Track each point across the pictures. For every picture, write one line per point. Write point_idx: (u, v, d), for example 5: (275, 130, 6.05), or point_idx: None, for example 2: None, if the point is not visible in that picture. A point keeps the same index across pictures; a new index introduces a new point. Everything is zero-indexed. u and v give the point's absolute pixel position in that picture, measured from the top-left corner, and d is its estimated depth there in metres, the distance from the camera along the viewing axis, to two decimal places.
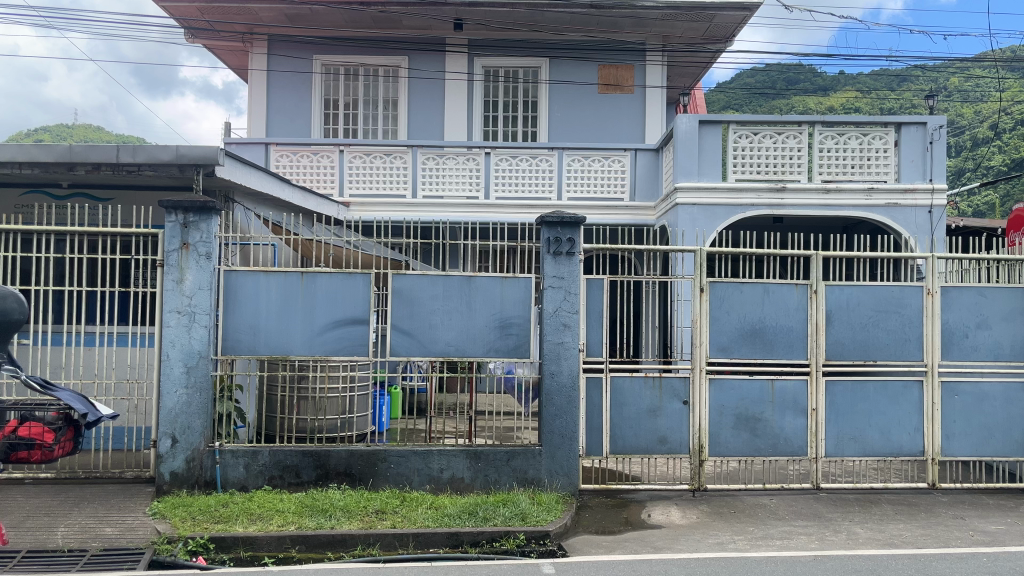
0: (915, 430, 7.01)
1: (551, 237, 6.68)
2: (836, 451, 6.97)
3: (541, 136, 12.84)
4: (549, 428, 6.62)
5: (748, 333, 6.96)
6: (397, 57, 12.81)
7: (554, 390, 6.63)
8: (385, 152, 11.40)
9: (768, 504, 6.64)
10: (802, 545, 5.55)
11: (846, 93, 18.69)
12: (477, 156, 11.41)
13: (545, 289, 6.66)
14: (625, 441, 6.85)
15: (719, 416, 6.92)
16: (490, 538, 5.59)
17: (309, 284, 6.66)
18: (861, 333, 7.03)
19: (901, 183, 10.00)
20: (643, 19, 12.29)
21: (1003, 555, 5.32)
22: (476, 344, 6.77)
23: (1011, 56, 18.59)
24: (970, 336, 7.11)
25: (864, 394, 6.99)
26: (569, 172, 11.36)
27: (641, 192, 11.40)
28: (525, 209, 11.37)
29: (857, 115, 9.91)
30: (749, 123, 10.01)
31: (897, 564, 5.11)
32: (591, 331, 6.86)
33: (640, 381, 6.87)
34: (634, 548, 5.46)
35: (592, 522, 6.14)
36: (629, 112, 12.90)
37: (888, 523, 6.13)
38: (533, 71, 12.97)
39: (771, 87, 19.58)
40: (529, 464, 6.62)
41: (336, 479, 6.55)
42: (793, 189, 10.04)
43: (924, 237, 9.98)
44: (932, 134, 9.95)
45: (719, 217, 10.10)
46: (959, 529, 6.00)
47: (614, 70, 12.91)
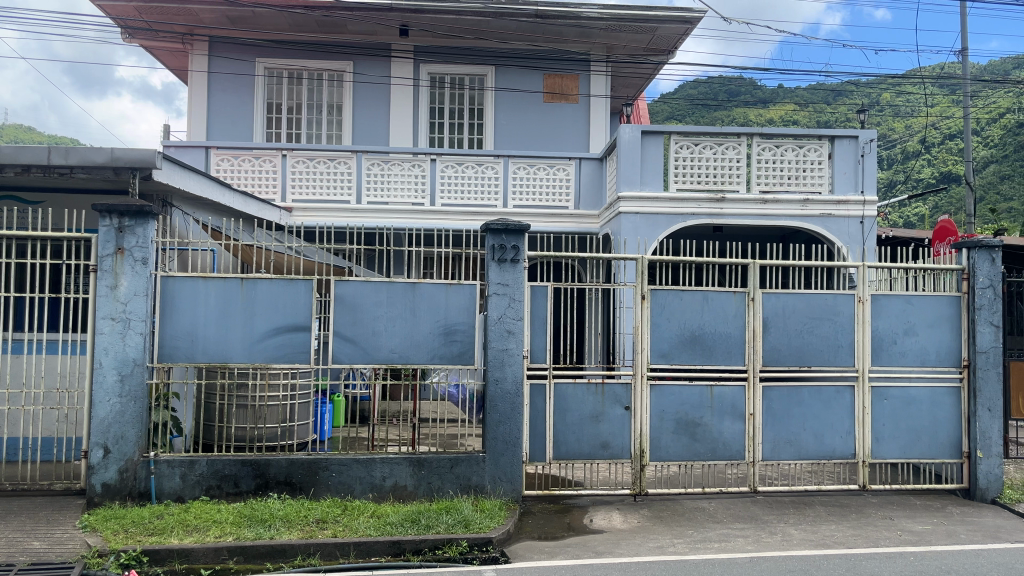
0: (847, 433, 7.24)
1: (496, 244, 6.71)
2: (773, 455, 7.15)
3: (487, 144, 12.90)
4: (492, 435, 6.64)
5: (688, 340, 7.10)
6: (342, 62, 12.74)
7: (497, 396, 6.65)
8: (328, 157, 11.29)
9: (707, 507, 6.78)
10: (739, 547, 5.69)
11: (785, 106, 19.21)
12: (422, 162, 11.38)
13: (490, 296, 6.68)
14: (568, 446, 6.89)
15: (660, 422, 7.04)
16: (433, 545, 5.56)
17: (249, 290, 6.57)
18: (797, 339, 7.23)
19: (835, 195, 10.32)
20: (588, 29, 12.46)
21: (929, 554, 5.52)
22: (420, 351, 6.75)
23: (940, 72, 19.36)
24: (899, 343, 7.35)
25: (799, 399, 7.19)
26: (514, 180, 11.43)
27: (586, 200, 11.53)
28: (470, 216, 11.38)
29: (793, 128, 10.21)
30: (690, 134, 10.26)
31: (828, 564, 5.26)
32: (535, 337, 6.89)
33: (583, 387, 6.93)
34: (576, 553, 5.51)
35: (535, 528, 6.17)
36: (575, 122, 13.02)
37: (821, 524, 6.32)
38: (479, 79, 13.01)
39: (713, 98, 19.97)
40: (472, 471, 6.64)
41: (276, 488, 6.45)
42: (732, 199, 10.28)
43: (856, 247, 10.31)
44: (863, 147, 10.31)
45: (660, 226, 10.28)
46: (888, 529, 6.21)
47: (560, 79, 13.04)
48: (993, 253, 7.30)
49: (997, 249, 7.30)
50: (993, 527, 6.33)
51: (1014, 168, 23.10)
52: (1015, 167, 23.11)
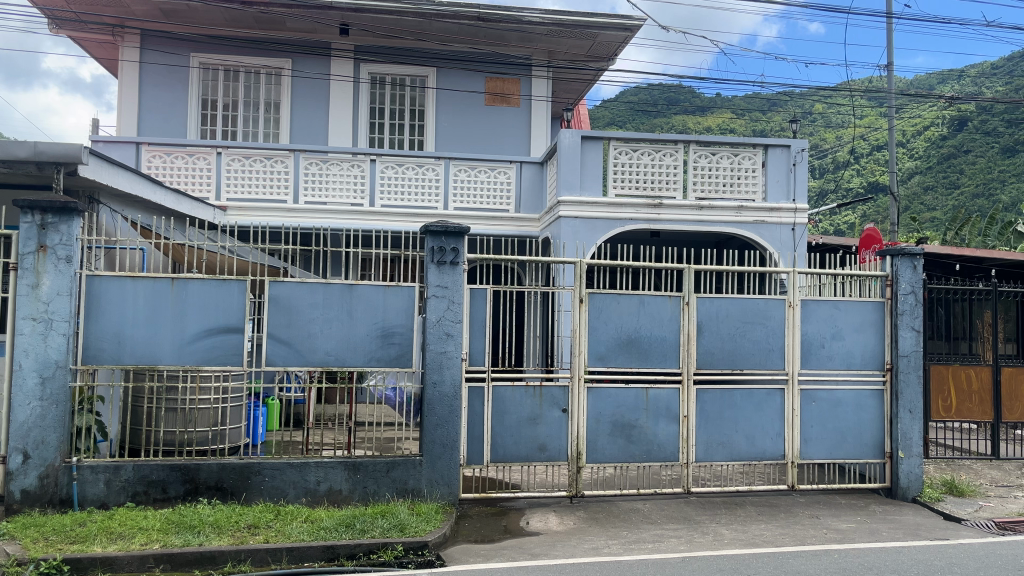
0: (777, 435, 7.43)
1: (435, 246, 6.69)
2: (706, 456, 7.29)
3: (428, 145, 12.84)
4: (429, 437, 6.60)
5: (624, 343, 7.19)
6: (280, 59, 12.53)
7: (434, 399, 6.61)
8: (265, 156, 11.09)
9: (642, 508, 6.87)
10: (672, 547, 5.78)
11: (721, 114, 19.64)
12: (362, 162, 11.27)
13: (429, 298, 6.65)
14: (505, 449, 6.90)
15: (596, 424, 7.10)
16: (367, 550, 5.49)
17: (179, 290, 6.41)
18: (729, 343, 7.39)
19: (768, 202, 10.58)
20: (529, 34, 12.55)
21: (853, 552, 5.70)
22: (357, 354, 6.68)
23: (868, 85, 20.05)
24: (827, 346, 7.58)
25: (732, 401, 7.36)
26: (455, 182, 11.40)
27: (527, 204, 11.58)
28: (410, 218, 11.30)
29: (728, 136, 10.45)
30: (628, 140, 10.41)
31: (757, 563, 5.39)
32: (474, 339, 6.87)
33: (521, 390, 6.95)
34: (511, 556, 5.52)
35: (472, 531, 6.16)
36: (516, 126, 13.07)
37: (751, 524, 6.46)
38: (420, 80, 12.95)
39: (652, 105, 20.29)
40: (409, 474, 6.59)
41: (206, 494, 6.30)
42: (669, 205, 10.46)
43: (787, 253, 10.59)
44: (794, 156, 10.60)
45: (599, 230, 10.38)
46: (814, 528, 6.39)
47: (501, 82, 13.07)
48: (915, 260, 7.58)
49: (918, 257, 7.57)
50: (913, 525, 6.57)
51: (937, 179, 24.08)
52: (938, 178, 24.08)
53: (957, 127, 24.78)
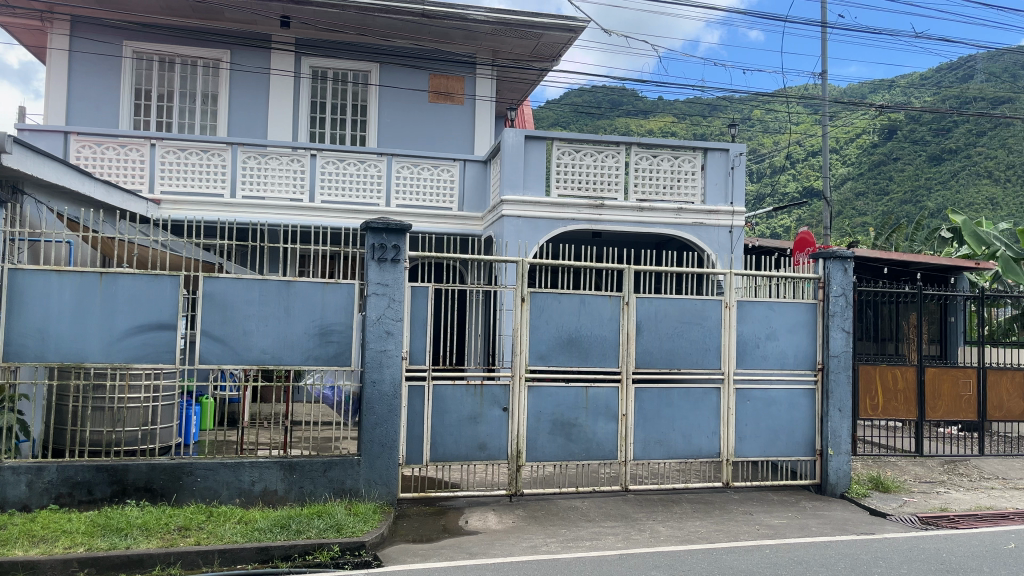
0: (712, 433, 7.57)
1: (376, 243, 6.62)
2: (643, 454, 7.39)
3: (370, 141, 12.69)
4: (367, 437, 6.53)
5: (565, 342, 7.22)
6: (218, 51, 12.24)
7: (373, 398, 6.55)
8: (201, 148, 10.82)
9: (580, 507, 6.93)
10: (609, 545, 5.83)
11: (663, 118, 19.94)
12: (302, 157, 11.07)
13: (369, 296, 6.57)
14: (444, 448, 6.87)
15: (536, 422, 7.12)
16: (302, 551, 5.40)
17: (108, 285, 6.20)
18: (668, 342, 7.50)
19: (707, 205, 10.78)
20: (473, 32, 12.55)
21: (784, 547, 5.84)
22: (294, 352, 6.56)
23: (804, 92, 20.58)
24: (761, 346, 7.75)
25: (669, 400, 7.47)
26: (397, 179, 11.30)
27: (470, 202, 11.57)
28: (351, 214, 11.17)
29: (669, 139, 10.61)
30: (571, 141, 10.49)
31: (691, 558, 5.48)
32: (414, 337, 6.82)
33: (461, 388, 6.93)
34: (449, 555, 5.50)
35: (410, 531, 6.11)
36: (459, 124, 13.02)
37: (686, 520, 6.57)
38: (363, 75, 12.80)
39: (595, 106, 20.46)
40: (346, 474, 6.51)
41: (134, 495, 6.11)
42: (611, 206, 10.55)
43: (725, 254, 10.80)
44: (732, 160, 10.84)
45: (542, 229, 10.41)
46: (747, 524, 6.53)
47: (445, 79, 13.00)
48: (846, 263, 7.82)
49: (849, 261, 7.83)
50: (841, 521, 6.77)
51: (868, 185, 24.89)
52: (868, 184, 24.89)
53: (888, 135, 25.65)
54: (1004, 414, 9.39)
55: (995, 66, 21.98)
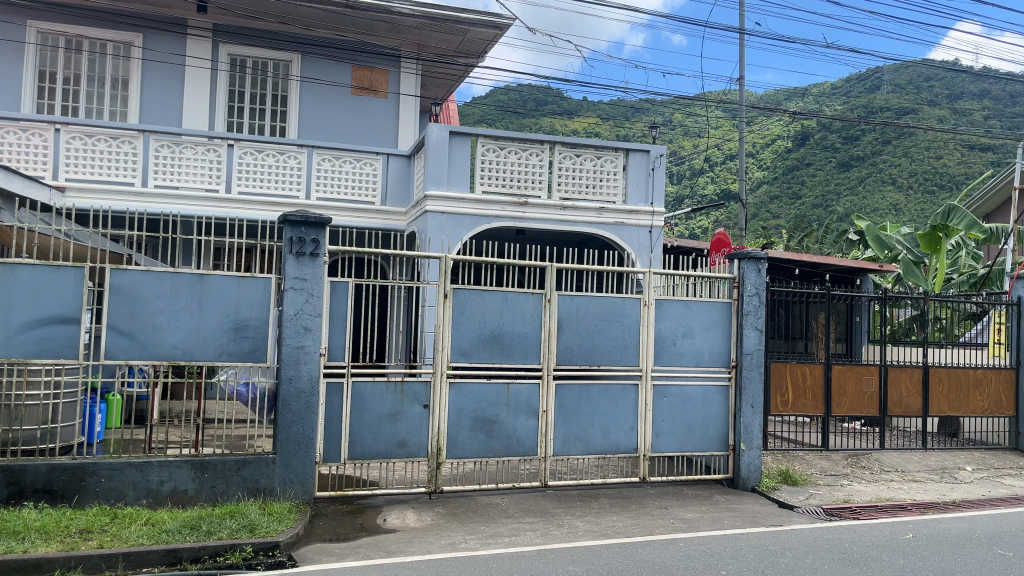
0: (630, 429, 7.70)
1: (294, 237, 6.47)
2: (563, 450, 7.45)
3: (290, 132, 12.41)
4: (283, 435, 6.39)
5: (487, 339, 7.21)
6: (129, 34, 11.75)
7: (290, 395, 6.41)
8: (110, 135, 10.38)
9: (500, 503, 6.94)
10: (527, 541, 5.86)
11: (587, 119, 20.18)
12: (218, 147, 10.74)
13: (286, 290, 6.42)
14: (363, 446, 6.76)
15: (457, 419, 7.10)
16: (213, 552, 5.23)
17: (6, 276, 5.92)
18: (588, 340, 7.58)
19: (628, 205, 10.95)
20: (398, 26, 12.46)
21: (697, 540, 5.99)
22: (207, 347, 6.36)
23: (724, 97, 21.14)
24: (678, 343, 7.92)
25: (589, 396, 7.55)
26: (318, 171, 11.07)
27: (393, 197, 11.45)
28: (269, 206, 10.91)
29: (592, 139, 10.74)
30: (495, 137, 10.50)
31: (608, 552, 5.56)
32: (333, 334, 6.69)
33: (381, 385, 6.83)
34: (367, 554, 5.43)
35: (326, 530, 6.00)
36: (383, 118, 12.84)
37: (604, 515, 6.66)
38: (284, 66, 12.52)
39: (521, 105, 20.55)
40: (261, 473, 6.36)
41: (32, 497, 5.82)
42: (534, 204, 10.60)
43: (644, 254, 11.00)
44: (653, 161, 11.03)
45: (465, 225, 10.39)
46: (662, 518, 6.67)
47: (369, 72, 12.80)
48: (759, 263, 8.06)
49: (762, 261, 8.06)
50: (752, 513, 6.98)
51: (782, 189, 25.79)
52: (783, 188, 25.79)
53: (800, 141, 26.52)
54: (903, 409, 9.86)
55: (900, 78, 23.10)
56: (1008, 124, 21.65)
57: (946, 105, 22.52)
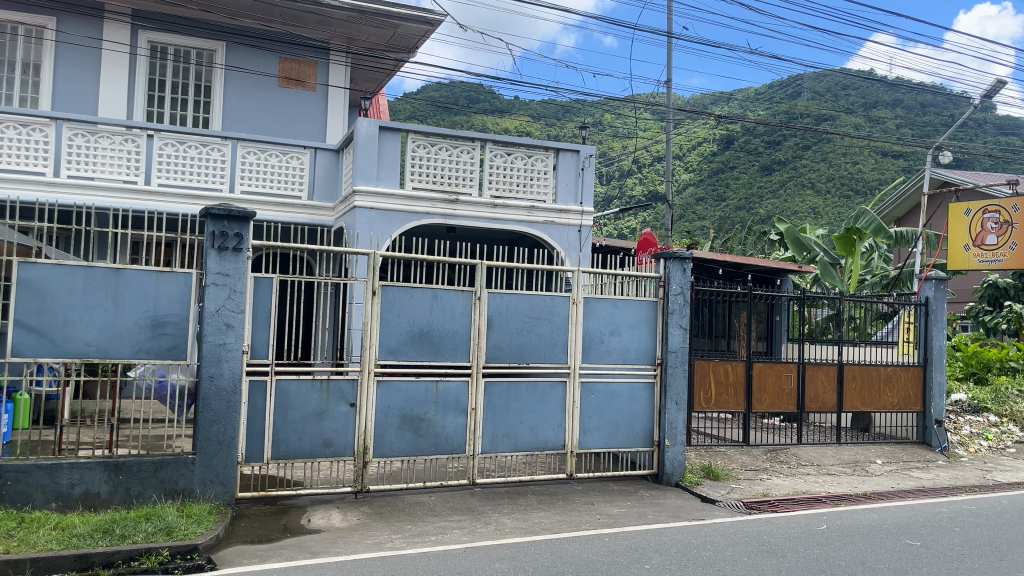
0: (558, 426, 7.75)
1: (216, 231, 6.28)
2: (491, 448, 7.46)
3: (213, 124, 12.06)
4: (203, 435, 6.21)
5: (415, 336, 7.16)
6: (42, 17, 11.23)
7: (211, 394, 6.23)
8: (19, 122, 9.90)
9: (427, 502, 6.90)
10: (454, 539, 5.84)
11: (519, 118, 20.24)
12: (137, 137, 10.34)
13: (207, 286, 6.23)
14: (287, 445, 6.62)
15: (384, 418, 7.01)
16: (127, 557, 5.04)
17: None
18: (517, 337, 7.60)
19: (557, 204, 11.03)
20: (328, 18, 12.26)
21: (621, 535, 6.08)
22: (122, 344, 6.12)
23: (653, 99, 21.48)
24: (606, 341, 8.02)
25: (517, 394, 7.58)
26: (242, 164, 10.79)
27: (320, 192, 11.27)
28: (191, 199, 10.59)
29: (522, 138, 10.78)
30: (426, 134, 10.41)
31: (534, 549, 5.59)
32: (257, 331, 6.53)
33: (306, 384, 6.70)
34: (289, 555, 5.32)
35: (247, 532, 5.85)
36: (311, 111, 12.59)
37: (531, 512, 6.69)
38: (208, 55, 12.17)
39: (452, 102, 20.48)
40: (179, 474, 6.17)
41: None
42: (465, 201, 10.56)
43: (573, 253, 11.10)
44: (582, 161, 11.16)
45: (395, 222, 10.28)
46: (588, 514, 6.74)
47: (296, 64, 12.53)
48: (684, 263, 8.22)
49: (687, 261, 8.23)
50: (675, 508, 7.13)
51: (707, 191, 26.36)
52: (708, 190, 26.36)
53: (725, 145, 27.10)
54: (820, 406, 10.23)
55: (819, 85, 23.92)
56: (918, 133, 22.73)
57: (862, 114, 23.55)
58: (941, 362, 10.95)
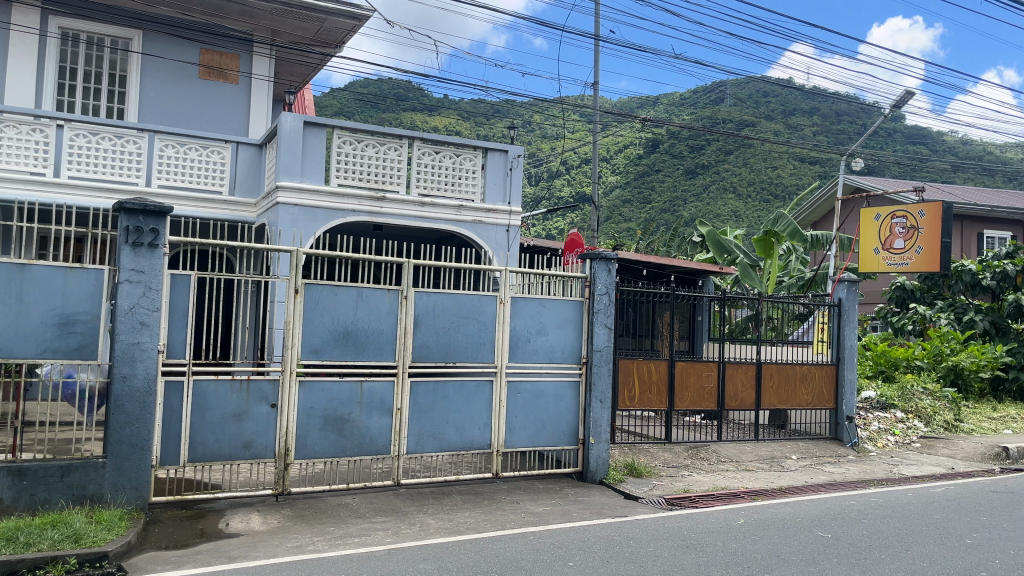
0: (484, 425, 7.75)
1: (130, 226, 6.05)
2: (416, 448, 7.40)
3: (129, 115, 11.61)
4: (115, 438, 5.98)
5: (339, 336, 7.04)
6: None
7: (123, 395, 6.00)
8: None
9: (350, 503, 6.81)
10: (378, 540, 5.77)
11: (448, 116, 20.16)
12: (46, 127, 9.89)
13: (120, 283, 5.99)
14: (205, 448, 6.43)
15: (307, 419, 6.88)
16: (31, 566, 4.81)
17: None
18: (444, 337, 7.56)
19: (486, 204, 11.04)
20: (252, 9, 11.96)
21: (546, 533, 6.11)
22: (27, 344, 5.84)
23: (581, 101, 21.68)
24: (532, 341, 8.06)
25: (444, 393, 7.54)
26: (159, 158, 10.43)
27: (242, 187, 11.00)
28: (104, 193, 10.18)
29: (451, 136, 10.75)
30: (353, 130, 10.27)
31: (458, 549, 5.56)
32: (173, 330, 6.32)
33: (225, 384, 6.52)
34: (206, 561, 5.16)
35: (161, 538, 5.66)
36: (233, 104, 12.25)
37: (456, 512, 6.67)
38: (124, 43, 11.72)
39: (380, 99, 20.27)
40: (88, 479, 5.93)
41: None
42: (392, 199, 10.45)
43: (501, 252, 11.13)
44: (511, 161, 11.17)
45: (319, 219, 10.10)
46: (513, 512, 6.75)
47: (218, 56, 12.18)
48: (610, 264, 8.34)
49: (612, 261, 8.35)
50: (599, 505, 7.21)
51: (633, 194, 26.75)
52: (634, 193, 26.73)
53: (651, 148, 27.64)
54: (739, 403, 10.52)
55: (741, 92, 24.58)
56: (833, 140, 23.64)
57: (781, 121, 24.37)
58: (852, 361, 11.40)
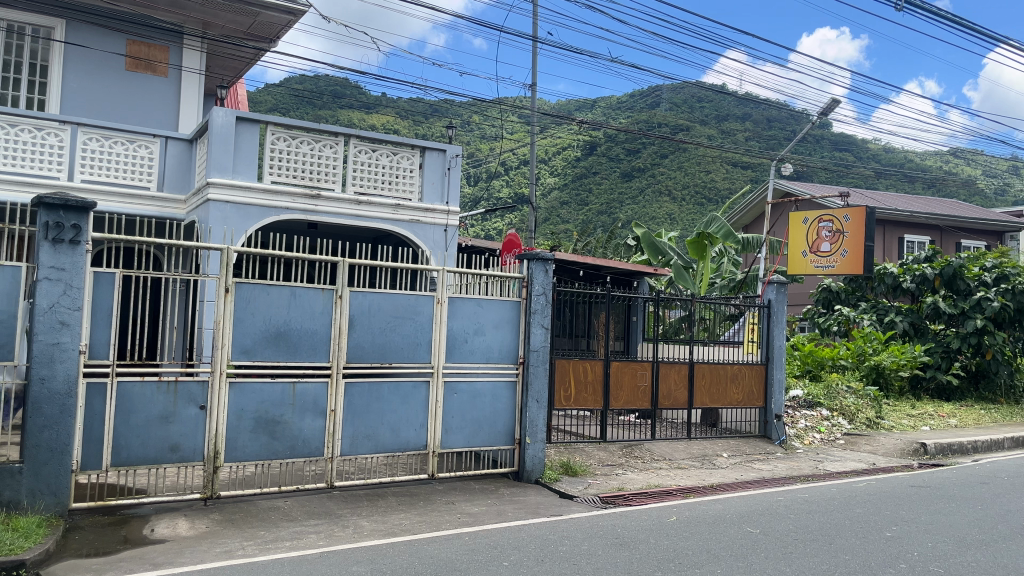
0: (420, 426, 7.70)
1: (51, 222, 5.81)
2: (350, 450, 7.30)
3: (50, 106, 11.16)
4: (34, 442, 5.73)
5: (272, 336, 6.90)
6: None
7: (42, 397, 5.75)
8: None
9: (282, 506, 6.68)
10: (310, 543, 5.68)
11: (385, 115, 19.95)
12: None
13: (39, 281, 5.75)
14: (129, 451, 6.22)
15: (237, 421, 6.71)
16: None
17: None
18: (380, 337, 7.48)
19: (423, 203, 10.98)
20: (182, 1, 11.63)
21: (482, 533, 6.10)
22: None
23: (519, 101, 21.73)
24: (469, 341, 8.04)
25: (379, 394, 7.46)
26: (83, 151, 10.06)
27: (171, 183, 10.68)
28: (23, 187, 9.76)
29: (388, 135, 10.65)
30: (287, 126, 10.10)
31: (393, 551, 5.51)
32: (96, 330, 6.10)
33: (152, 386, 6.33)
34: (129, 568, 4.99)
35: (82, 545, 5.45)
36: (162, 98, 11.90)
37: (390, 514, 6.61)
38: (46, 31, 11.27)
39: (316, 96, 19.95)
40: (3, 485, 5.67)
41: None
42: (327, 197, 10.30)
43: (439, 252, 11.08)
44: (449, 161, 11.12)
45: (251, 216, 9.88)
46: (449, 513, 6.73)
47: (146, 47, 11.81)
48: (547, 265, 8.39)
49: (549, 262, 8.40)
50: (534, 505, 7.24)
51: (571, 195, 26.88)
52: (571, 195, 26.87)
53: (588, 150, 27.88)
54: (671, 402, 10.70)
55: (677, 97, 25.00)
56: (764, 146, 24.23)
57: (715, 126, 24.87)
58: (781, 360, 11.69)
